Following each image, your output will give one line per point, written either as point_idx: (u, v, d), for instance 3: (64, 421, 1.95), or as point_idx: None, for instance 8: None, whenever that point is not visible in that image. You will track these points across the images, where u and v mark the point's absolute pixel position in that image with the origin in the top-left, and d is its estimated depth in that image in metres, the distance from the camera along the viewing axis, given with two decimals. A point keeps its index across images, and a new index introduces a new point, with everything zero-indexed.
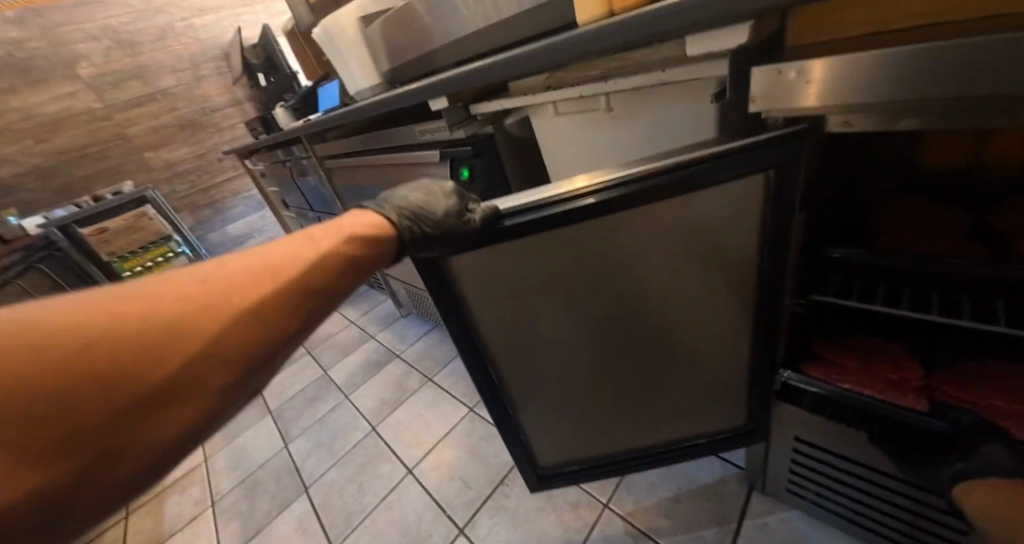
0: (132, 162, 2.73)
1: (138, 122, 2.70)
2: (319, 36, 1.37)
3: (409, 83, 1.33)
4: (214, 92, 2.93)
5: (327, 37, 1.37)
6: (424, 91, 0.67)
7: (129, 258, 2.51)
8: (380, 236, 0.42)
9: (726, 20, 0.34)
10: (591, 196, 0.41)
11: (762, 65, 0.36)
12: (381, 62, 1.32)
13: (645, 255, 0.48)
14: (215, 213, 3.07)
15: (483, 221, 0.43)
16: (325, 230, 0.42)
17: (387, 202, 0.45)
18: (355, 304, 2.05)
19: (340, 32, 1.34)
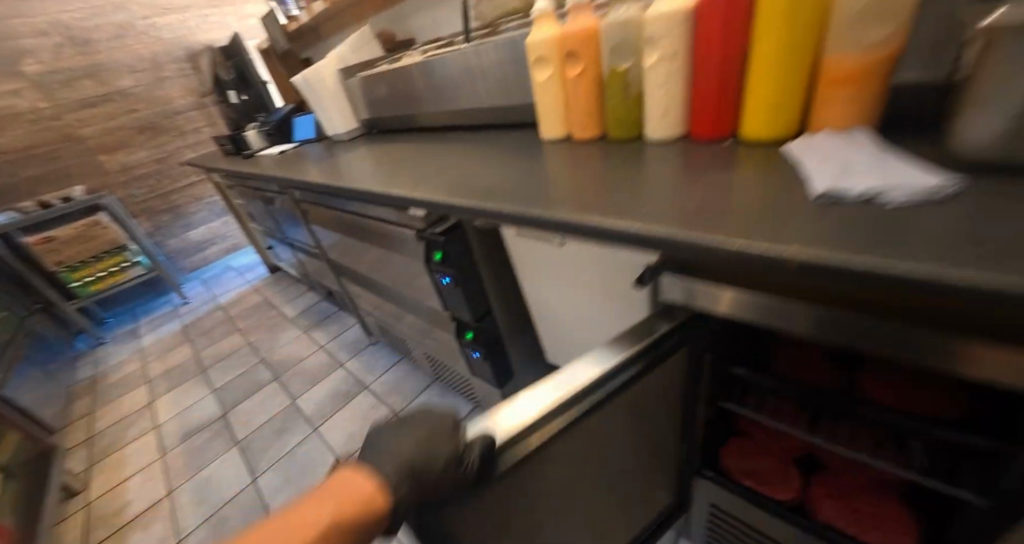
0: (85, 164, 2.61)
1: (91, 123, 2.59)
2: (298, 84, 1.40)
3: (388, 129, 1.44)
4: (177, 95, 2.84)
5: (307, 84, 1.39)
6: (406, 197, 0.78)
7: (78, 268, 2.47)
8: (373, 513, 0.33)
9: (638, 246, 0.46)
10: (586, 399, 0.42)
11: (670, 275, 0.49)
12: (360, 109, 1.44)
13: (618, 435, 0.51)
14: (175, 219, 2.98)
15: (482, 461, 0.36)
16: (303, 509, 0.32)
17: (381, 455, 0.38)
18: (325, 327, 2.08)
19: (320, 83, 1.38)
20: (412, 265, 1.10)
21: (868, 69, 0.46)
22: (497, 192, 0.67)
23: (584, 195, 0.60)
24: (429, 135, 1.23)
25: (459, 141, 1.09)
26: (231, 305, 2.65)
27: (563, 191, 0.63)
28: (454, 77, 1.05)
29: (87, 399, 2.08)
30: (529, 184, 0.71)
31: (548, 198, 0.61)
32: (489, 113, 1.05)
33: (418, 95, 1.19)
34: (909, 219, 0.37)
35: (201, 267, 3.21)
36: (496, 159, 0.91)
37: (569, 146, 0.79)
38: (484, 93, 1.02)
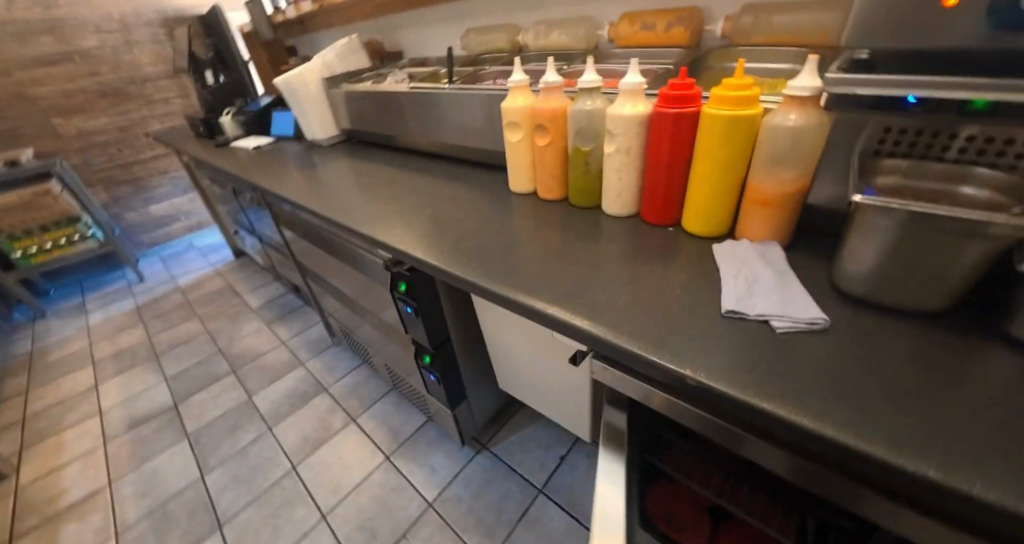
0: (37, 124, 2.55)
1: (45, 83, 2.51)
2: (283, 87, 1.38)
3: (369, 140, 1.49)
4: (146, 61, 2.77)
5: (293, 90, 1.38)
6: (384, 240, 0.85)
7: (22, 237, 2.47)
8: None
9: (573, 332, 0.54)
10: None
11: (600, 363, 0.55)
12: (342, 119, 1.45)
13: None
14: (135, 191, 2.99)
15: None
16: None
17: None
18: (289, 321, 2.08)
19: (307, 92, 1.39)
20: (375, 286, 1.15)
21: (782, 197, 0.55)
22: (465, 253, 0.74)
23: (539, 265, 0.66)
24: (406, 160, 1.31)
25: (433, 172, 1.17)
26: (190, 288, 2.59)
27: (523, 256, 0.70)
28: (438, 110, 1.11)
29: (24, 377, 2.00)
30: (493, 241, 0.76)
31: (505, 266, 0.68)
32: (465, 146, 1.13)
33: (400, 119, 1.25)
34: (788, 348, 0.45)
35: (161, 242, 3.23)
36: (466, 200, 0.95)
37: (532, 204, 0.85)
38: (466, 131, 1.09)
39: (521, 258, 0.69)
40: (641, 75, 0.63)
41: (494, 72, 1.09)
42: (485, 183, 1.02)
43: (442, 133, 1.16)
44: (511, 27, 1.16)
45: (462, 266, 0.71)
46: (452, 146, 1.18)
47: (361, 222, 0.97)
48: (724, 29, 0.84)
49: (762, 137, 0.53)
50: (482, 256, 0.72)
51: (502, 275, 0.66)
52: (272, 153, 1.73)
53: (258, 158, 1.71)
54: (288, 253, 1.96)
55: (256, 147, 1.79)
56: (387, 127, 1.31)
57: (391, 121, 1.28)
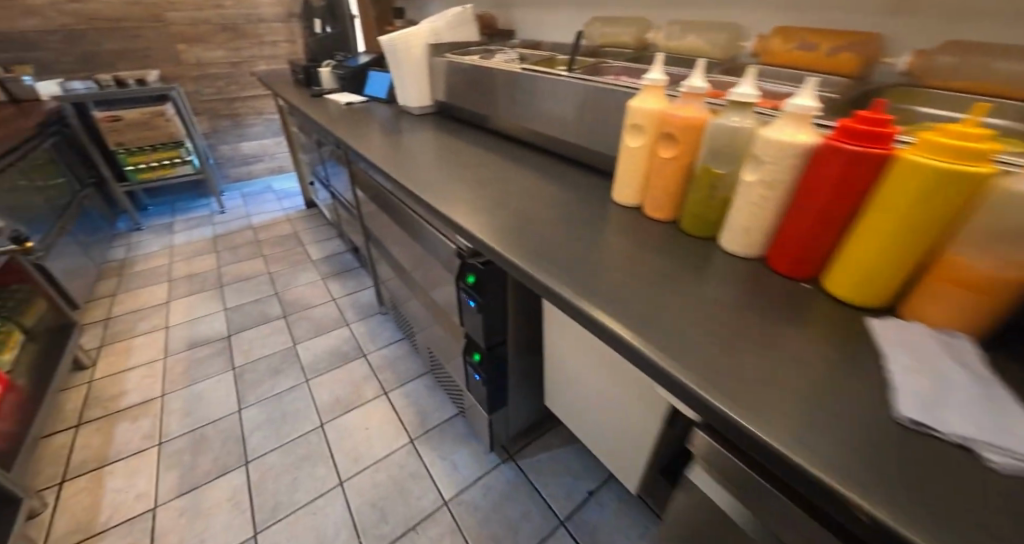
0: (165, 49, 2.81)
1: (177, 10, 2.75)
2: (388, 45, 1.38)
3: (458, 117, 1.46)
4: (265, 3, 2.97)
5: (397, 50, 1.36)
6: (466, 224, 0.79)
7: (135, 152, 2.71)
8: None
9: (683, 394, 0.45)
10: None
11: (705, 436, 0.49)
12: (437, 90, 1.42)
13: None
14: (232, 126, 3.22)
15: None
16: None
17: None
18: (342, 281, 2.17)
19: (410, 56, 1.36)
20: (436, 267, 1.11)
21: (996, 284, 0.42)
22: (550, 256, 0.67)
23: (634, 293, 0.58)
24: (494, 145, 1.25)
25: (521, 163, 1.10)
26: (261, 229, 2.82)
27: (616, 277, 0.61)
28: (544, 97, 1.04)
29: (114, 281, 2.27)
30: (580, 252, 0.68)
31: (595, 284, 0.60)
32: (562, 141, 1.04)
33: (500, 101, 1.19)
34: (999, 500, 0.33)
35: (244, 179, 3.47)
36: (554, 200, 0.87)
37: (630, 219, 0.76)
38: (568, 125, 0.99)
39: (616, 279, 0.61)
40: (813, 100, 0.51)
41: (616, 67, 0.99)
42: (579, 187, 0.94)
43: (540, 121, 1.09)
44: (642, 22, 1.07)
45: (547, 271, 0.63)
46: (547, 140, 1.10)
47: (441, 201, 0.91)
48: (908, 63, 0.70)
49: (992, 204, 0.40)
50: (569, 265, 0.64)
51: (593, 293, 0.58)
52: (364, 112, 1.74)
53: (349, 114, 1.74)
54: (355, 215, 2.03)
55: (347, 105, 1.81)
56: (481, 104, 1.25)
57: (488, 101, 1.23)
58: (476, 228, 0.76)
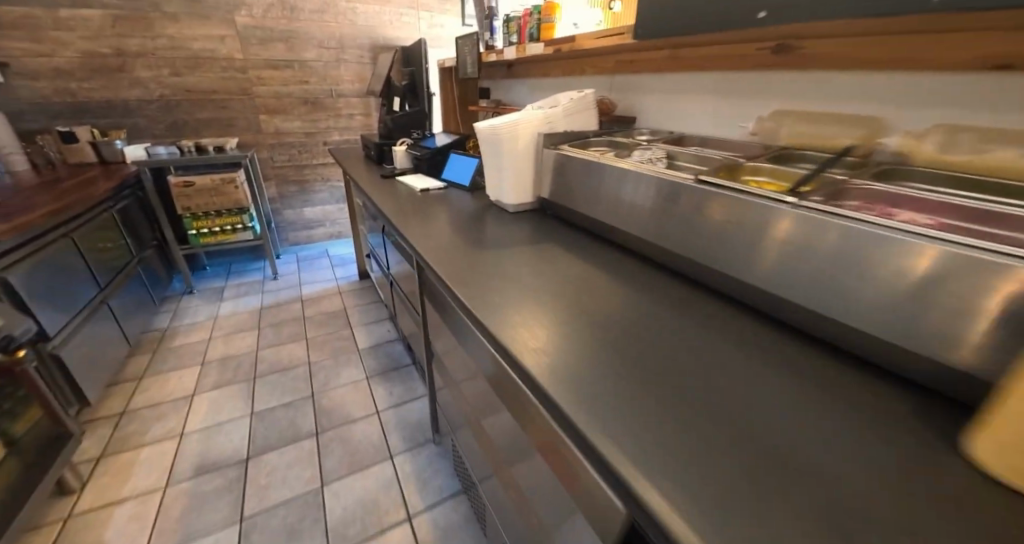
0: (248, 119, 2.86)
1: (266, 84, 2.82)
2: (485, 133, 1.18)
3: (563, 217, 1.19)
4: (347, 79, 3.02)
5: (497, 140, 1.15)
6: (498, 329, 0.72)
7: (200, 217, 2.65)
8: None
9: None
10: None
11: None
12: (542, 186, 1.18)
13: None
14: (298, 192, 3.19)
15: None
16: None
17: None
18: (389, 383, 1.83)
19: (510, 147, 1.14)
20: (506, 417, 0.83)
21: None
22: (589, 383, 0.57)
23: (705, 468, 0.44)
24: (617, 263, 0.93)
25: (650, 294, 0.81)
26: (310, 302, 2.62)
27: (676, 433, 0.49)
28: (724, 220, 0.71)
29: (147, 358, 2.06)
30: (632, 385, 0.57)
31: (639, 436, 0.49)
32: (738, 281, 0.70)
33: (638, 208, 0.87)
34: None
35: (302, 242, 3.39)
36: (653, 327, 0.70)
37: (794, 397, 0.53)
38: (763, 268, 0.65)
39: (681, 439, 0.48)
40: None
41: (870, 191, 0.63)
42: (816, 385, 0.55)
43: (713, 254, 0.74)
44: (875, 124, 0.76)
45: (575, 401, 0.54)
46: (709, 273, 0.76)
47: (503, 321, 0.73)
48: None
49: None
50: (611, 400, 0.54)
51: (634, 445, 0.48)
52: (441, 198, 1.51)
53: (422, 200, 1.50)
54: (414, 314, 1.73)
55: (423, 190, 1.57)
56: (609, 213, 0.96)
57: (618, 211, 0.94)
58: (512, 341, 0.67)
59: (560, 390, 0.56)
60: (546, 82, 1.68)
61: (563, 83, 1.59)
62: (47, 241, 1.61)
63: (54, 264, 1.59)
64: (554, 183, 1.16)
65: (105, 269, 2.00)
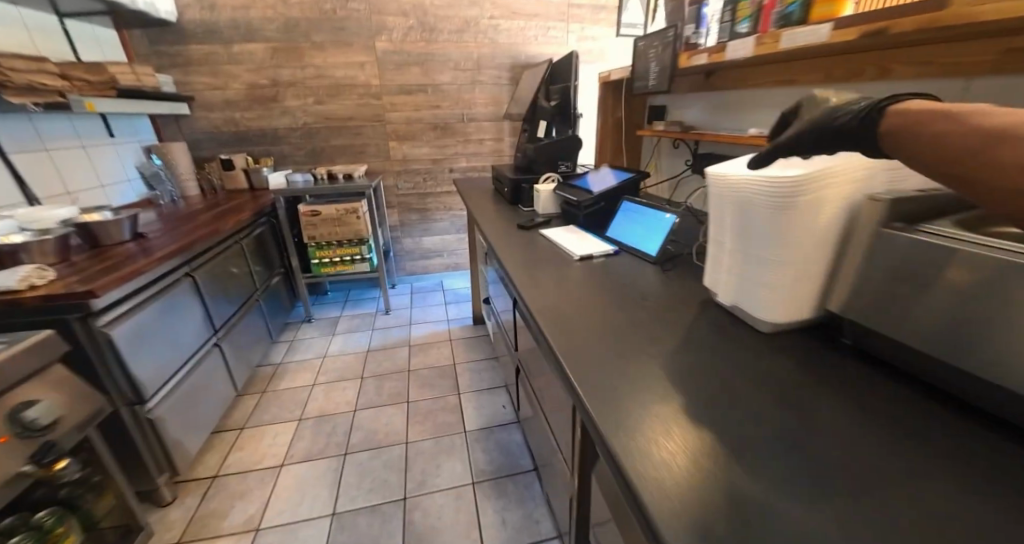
0: (380, 146, 2.75)
1: (398, 110, 2.68)
2: (726, 186, 0.64)
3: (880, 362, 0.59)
4: (480, 101, 2.74)
5: (759, 194, 0.59)
6: (584, 333, 0.76)
7: (323, 247, 2.59)
8: None
9: None
10: None
11: None
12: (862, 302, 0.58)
13: None
14: (419, 220, 3.00)
15: None
16: None
17: None
18: (498, 500, 1.39)
19: (792, 203, 0.55)
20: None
21: None
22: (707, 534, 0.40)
23: (711, 507, 0.43)
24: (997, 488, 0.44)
25: (862, 401, 0.55)
26: (419, 349, 2.33)
27: (705, 473, 0.47)
28: None
29: (254, 400, 1.96)
30: (697, 425, 0.53)
31: (663, 458, 0.49)
32: None
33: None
34: None
35: (418, 272, 3.20)
36: (793, 395, 0.57)
37: None
38: None
39: (706, 477, 0.46)
40: None
41: None
42: None
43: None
44: None
45: (617, 406, 0.58)
46: None
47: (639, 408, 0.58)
48: None
49: None
50: (659, 426, 0.54)
51: (646, 459, 0.49)
52: (612, 275, 0.99)
53: (583, 275, 1.00)
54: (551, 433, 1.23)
55: (583, 256, 1.06)
56: None
57: None
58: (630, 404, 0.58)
59: (613, 395, 0.60)
60: (789, 94, 1.05)
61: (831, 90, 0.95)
62: (167, 284, 1.49)
63: (172, 308, 1.47)
64: (912, 306, 0.52)
65: (229, 304, 1.92)
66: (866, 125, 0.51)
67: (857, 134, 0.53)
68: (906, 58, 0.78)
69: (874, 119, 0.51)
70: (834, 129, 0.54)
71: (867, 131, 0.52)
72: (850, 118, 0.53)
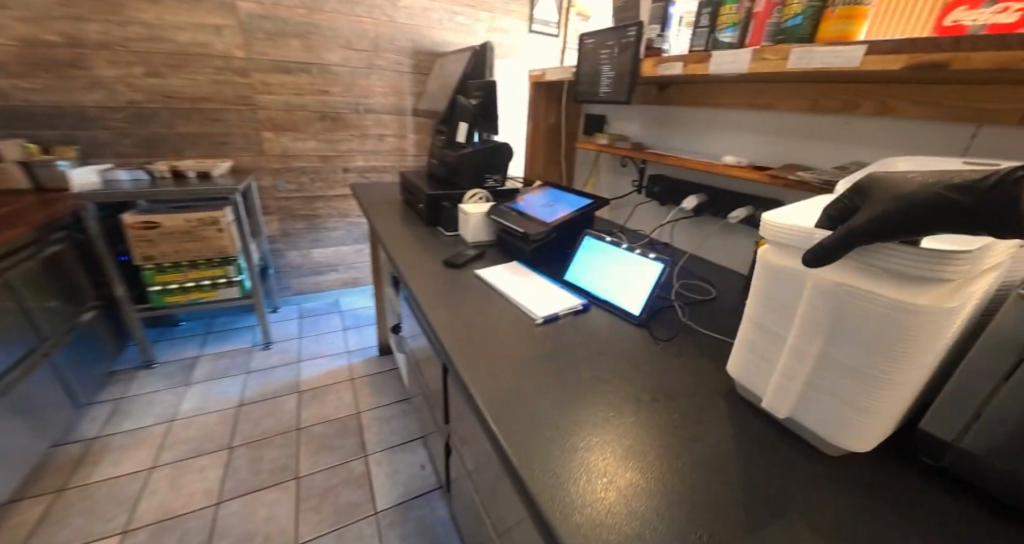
0: (249, 138, 2.13)
1: (272, 91, 2.10)
2: (796, 246, 0.45)
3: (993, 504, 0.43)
4: (380, 90, 2.30)
5: (870, 261, 0.40)
6: (542, 359, 0.69)
7: (167, 270, 1.91)
8: None
9: None
10: None
11: None
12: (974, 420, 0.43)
13: None
14: (307, 230, 2.45)
15: None
16: None
17: None
18: None
19: (915, 301, 0.37)
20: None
21: None
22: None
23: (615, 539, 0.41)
24: None
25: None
26: (312, 398, 1.85)
27: (624, 508, 0.44)
28: None
29: (44, 510, 1.32)
30: (638, 461, 0.49)
31: (583, 484, 0.47)
32: None
33: None
34: None
35: (307, 291, 2.63)
36: (829, 499, 0.44)
37: None
38: None
39: (622, 513, 0.43)
40: None
41: None
42: None
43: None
44: None
45: (554, 428, 0.55)
46: None
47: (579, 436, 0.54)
48: None
49: None
50: (594, 456, 0.50)
51: (563, 482, 0.47)
52: (582, 341, 0.75)
53: (544, 344, 0.73)
54: (484, 524, 0.96)
55: (544, 320, 0.80)
56: None
57: None
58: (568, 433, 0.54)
59: (553, 414, 0.57)
60: (763, 119, 0.92)
61: (807, 120, 0.84)
62: None
63: None
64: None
65: None
66: (987, 201, 0.31)
67: (975, 213, 0.32)
68: (914, 94, 0.68)
69: (1001, 191, 0.30)
70: (927, 208, 0.33)
71: (989, 209, 0.31)
72: (951, 188, 0.32)
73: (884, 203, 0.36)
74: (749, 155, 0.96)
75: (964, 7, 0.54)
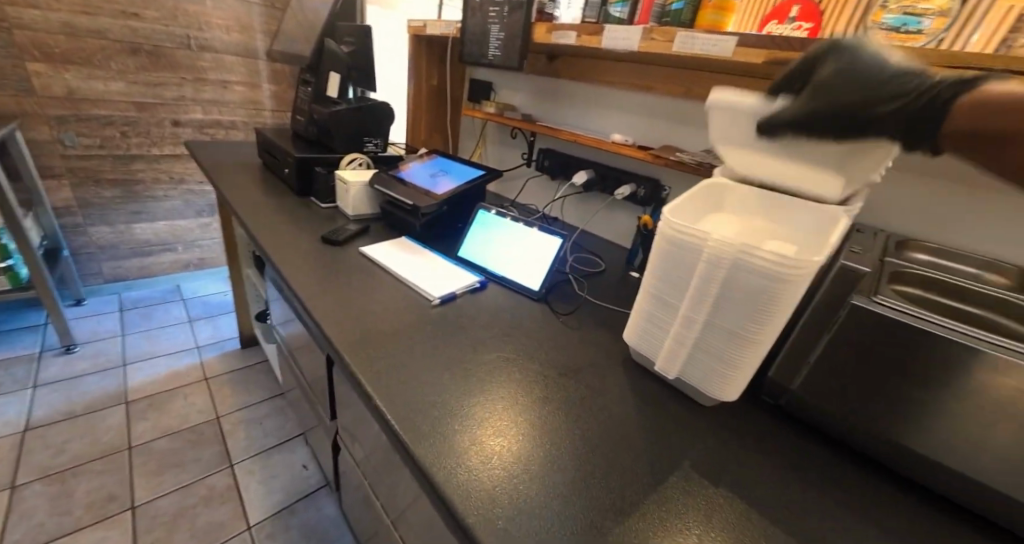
0: (5, 69, 1.51)
1: (40, 6, 1.50)
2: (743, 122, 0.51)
3: (814, 429, 0.55)
4: (218, 24, 1.83)
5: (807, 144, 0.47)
6: (436, 338, 0.65)
7: None
8: None
9: None
10: None
11: None
12: (806, 368, 0.52)
13: None
14: (121, 198, 1.90)
15: None
16: None
17: None
18: None
19: (780, 271, 0.42)
20: None
21: None
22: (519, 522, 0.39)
23: (510, 501, 0.41)
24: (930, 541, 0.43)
25: (794, 465, 0.50)
26: (146, 408, 1.49)
27: (517, 470, 0.45)
28: None
29: None
30: (528, 436, 0.49)
31: (475, 471, 0.44)
32: None
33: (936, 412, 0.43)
34: None
35: (129, 277, 2.07)
36: (707, 446, 0.51)
37: None
38: None
39: (515, 492, 0.42)
40: None
41: None
42: None
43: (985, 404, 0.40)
44: None
45: (447, 402, 0.53)
46: None
47: (473, 406, 0.52)
48: None
49: None
50: (491, 424, 0.50)
51: (453, 472, 0.43)
52: (482, 319, 0.71)
53: (441, 326, 0.69)
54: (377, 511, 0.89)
55: (440, 301, 0.74)
56: None
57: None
58: (463, 405, 0.52)
59: (443, 397, 0.53)
60: (646, 101, 0.97)
61: (679, 105, 0.92)
62: None
63: None
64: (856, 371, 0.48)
65: None
66: (921, 113, 0.38)
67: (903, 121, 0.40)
68: (762, 89, 0.78)
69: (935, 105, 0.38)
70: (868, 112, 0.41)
71: (920, 120, 0.39)
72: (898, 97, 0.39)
73: (837, 100, 0.42)
74: (632, 136, 1.01)
75: (775, 21, 0.69)
